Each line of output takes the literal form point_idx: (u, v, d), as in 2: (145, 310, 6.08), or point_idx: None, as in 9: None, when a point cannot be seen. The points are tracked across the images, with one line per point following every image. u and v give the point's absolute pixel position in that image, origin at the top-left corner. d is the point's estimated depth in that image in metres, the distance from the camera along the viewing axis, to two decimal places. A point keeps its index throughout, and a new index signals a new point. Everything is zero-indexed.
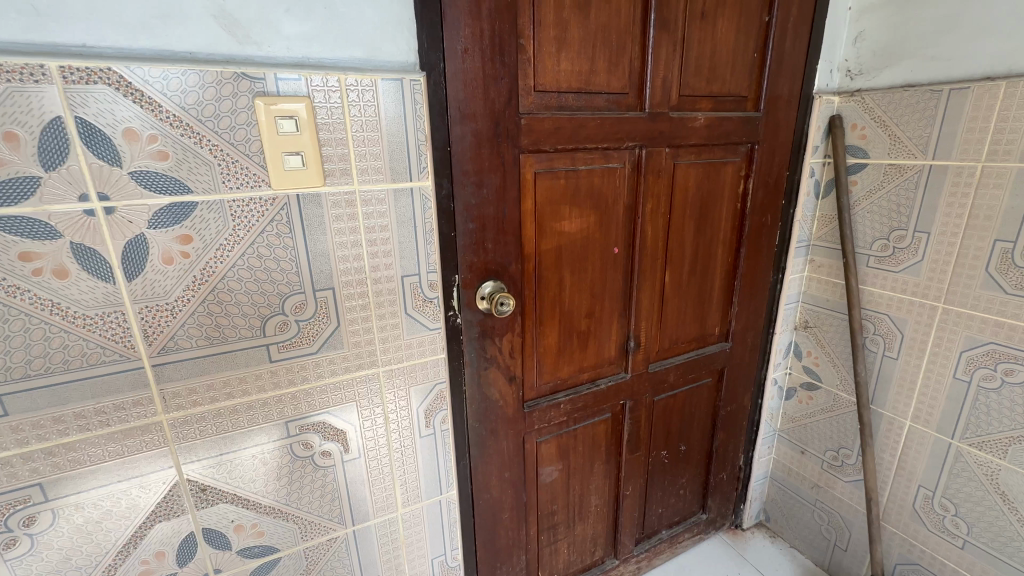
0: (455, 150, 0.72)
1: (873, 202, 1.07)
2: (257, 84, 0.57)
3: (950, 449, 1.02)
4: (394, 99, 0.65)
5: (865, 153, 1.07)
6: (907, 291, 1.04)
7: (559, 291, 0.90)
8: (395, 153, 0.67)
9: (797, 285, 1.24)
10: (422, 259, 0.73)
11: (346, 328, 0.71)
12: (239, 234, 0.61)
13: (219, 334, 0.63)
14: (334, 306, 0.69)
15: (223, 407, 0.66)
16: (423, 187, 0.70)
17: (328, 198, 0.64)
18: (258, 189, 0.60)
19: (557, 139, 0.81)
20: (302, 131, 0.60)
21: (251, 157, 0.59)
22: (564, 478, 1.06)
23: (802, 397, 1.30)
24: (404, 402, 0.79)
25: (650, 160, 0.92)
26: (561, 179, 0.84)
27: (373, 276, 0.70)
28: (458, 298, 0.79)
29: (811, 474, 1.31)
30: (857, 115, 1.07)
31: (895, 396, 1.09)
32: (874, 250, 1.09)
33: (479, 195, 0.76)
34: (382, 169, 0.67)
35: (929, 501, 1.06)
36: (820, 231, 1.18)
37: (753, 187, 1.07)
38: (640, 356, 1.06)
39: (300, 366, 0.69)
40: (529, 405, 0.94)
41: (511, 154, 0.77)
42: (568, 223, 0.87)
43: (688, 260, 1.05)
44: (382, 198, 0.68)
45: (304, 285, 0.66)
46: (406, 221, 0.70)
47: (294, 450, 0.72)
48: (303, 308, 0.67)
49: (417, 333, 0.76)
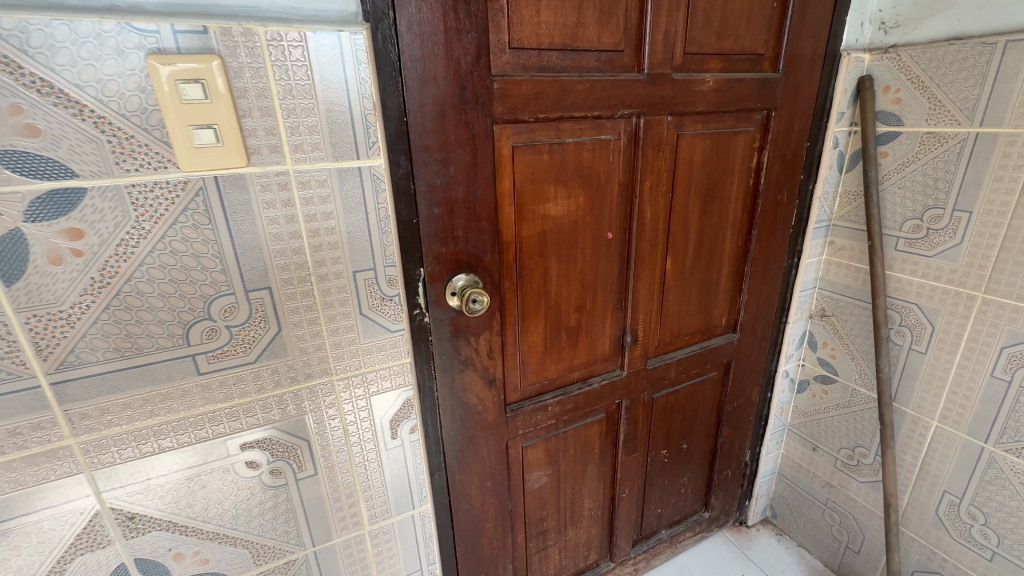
0: (412, 121, 0.60)
1: (906, 177, 0.94)
2: (149, 39, 0.46)
3: (981, 454, 0.92)
4: (331, 57, 0.53)
5: (899, 120, 0.93)
6: (941, 278, 0.92)
7: (544, 283, 0.80)
8: (337, 126, 0.56)
9: (814, 270, 1.12)
10: (378, 251, 0.62)
11: (289, 333, 0.61)
12: (145, 226, 0.50)
13: (131, 344, 0.53)
14: (272, 309, 0.59)
15: (144, 427, 0.57)
16: (374, 166, 0.59)
17: (255, 181, 0.54)
18: (165, 171, 0.50)
19: (537, 107, 0.68)
20: (213, 99, 0.49)
21: (150, 131, 0.48)
22: (553, 483, 0.97)
23: (816, 391, 1.19)
24: (365, 413, 0.70)
25: (649, 131, 0.79)
26: (544, 154, 0.72)
27: (318, 272, 0.60)
28: (424, 294, 0.69)
29: (823, 472, 1.23)
30: (891, 75, 0.93)
31: (922, 394, 0.98)
32: (904, 232, 0.96)
33: (445, 174, 0.65)
34: (321, 145, 0.55)
35: (955, 508, 0.97)
36: (842, 209, 1.05)
37: (768, 161, 0.95)
38: (637, 352, 0.95)
39: (236, 378, 0.60)
40: (512, 408, 0.85)
41: (483, 125, 0.65)
42: (553, 206, 0.76)
43: (692, 245, 0.94)
44: (323, 180, 0.57)
45: (233, 285, 0.56)
46: (355, 207, 0.59)
47: (237, 470, 0.63)
48: (234, 311, 0.57)
49: (376, 337, 0.66)
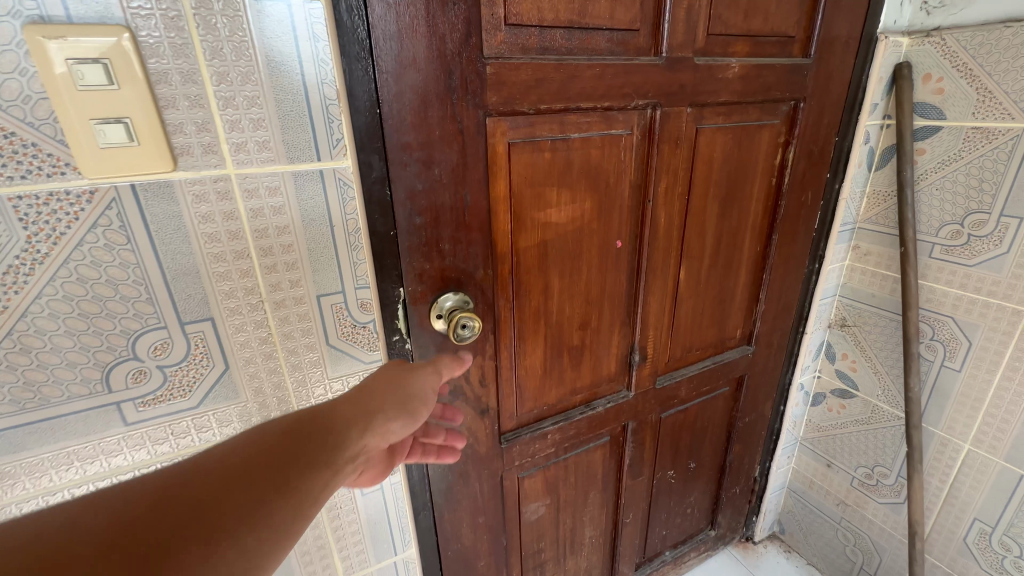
0: (387, 113, 0.50)
1: (946, 177, 0.84)
2: (28, 4, 0.34)
3: (1018, 482, 0.85)
4: (280, 33, 0.42)
5: (940, 113, 0.83)
6: (982, 291, 0.83)
7: (545, 299, 0.70)
8: (290, 119, 0.45)
9: (836, 276, 1.03)
10: (346, 270, 0.52)
11: (239, 371, 0.51)
12: (40, 248, 0.39)
13: (33, 394, 0.43)
14: (215, 343, 0.48)
15: (57, 488, 0.47)
16: (339, 168, 0.48)
17: (186, 189, 0.43)
18: (62, 178, 0.39)
19: (539, 97, 0.57)
20: (122, 85, 0.38)
21: (37, 127, 0.37)
22: (551, 513, 0.88)
23: (832, 405, 1.11)
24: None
25: (666, 124, 0.69)
26: (545, 152, 0.61)
27: (272, 298, 0.49)
28: (406, 318, 0.59)
29: (837, 490, 1.15)
30: (933, 62, 0.83)
31: (953, 415, 0.91)
32: (941, 237, 0.87)
33: (428, 178, 0.54)
34: (271, 144, 0.45)
35: (986, 537, 0.90)
36: (869, 211, 0.96)
37: (793, 158, 0.85)
38: (646, 370, 0.86)
39: (174, 425, 0.49)
40: (507, 438, 0.75)
41: (474, 118, 0.55)
42: (554, 213, 0.65)
43: (708, 252, 0.85)
44: (275, 187, 0.46)
45: (163, 317, 0.45)
46: (318, 220, 0.49)
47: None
48: (167, 348, 0.46)
49: (348, 370, 0.56)
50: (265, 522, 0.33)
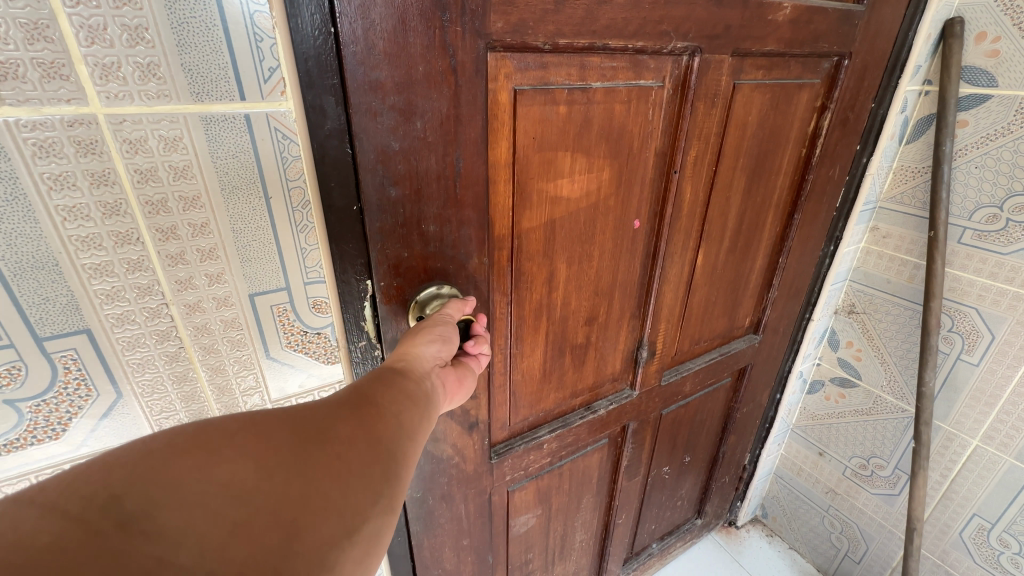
0: (345, 33, 0.34)
1: (988, 154, 0.75)
2: None
3: None
4: None
5: (991, 79, 0.73)
6: (1017, 282, 0.76)
7: (550, 291, 0.57)
8: (191, 33, 0.31)
9: (850, 260, 0.94)
10: (289, 258, 0.40)
11: (135, 398, 0.39)
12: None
13: None
14: (96, 365, 0.36)
15: None
16: (273, 113, 0.35)
17: (20, 135, 0.29)
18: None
19: (559, 27, 0.43)
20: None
21: None
22: (542, 525, 0.78)
23: (831, 394, 1.06)
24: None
25: (704, 77, 0.56)
26: (560, 106, 0.47)
27: (181, 300, 0.37)
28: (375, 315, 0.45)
29: (827, 479, 1.12)
30: (990, 18, 0.72)
31: (964, 410, 0.87)
32: (974, 221, 0.79)
33: (407, 135, 0.39)
34: (160, 69, 0.31)
35: (984, 533, 0.89)
36: (893, 188, 0.87)
37: (828, 126, 0.74)
38: (653, 366, 0.76)
39: (40, 473, 0.38)
40: (497, 451, 0.63)
41: (473, 52, 0.39)
42: (566, 186, 0.52)
43: (728, 233, 0.74)
44: (174, 137, 0.33)
45: (5, 332, 0.32)
46: (245, 188, 0.36)
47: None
48: (20, 374, 0.34)
49: (294, 385, 0.46)
50: (414, 389, 0.36)
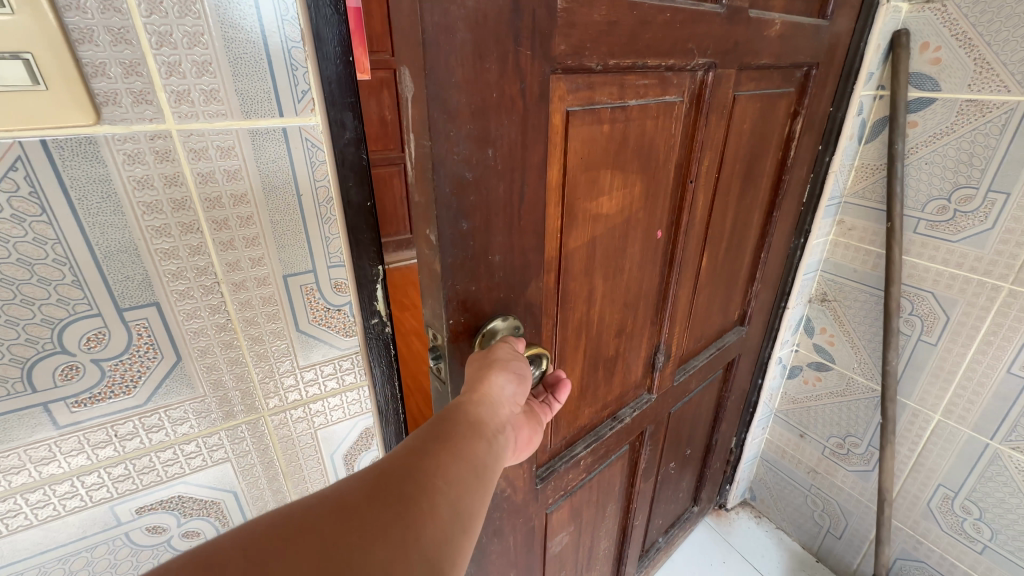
0: (427, 59, 0.31)
1: (936, 152, 0.84)
2: None
3: (985, 450, 0.89)
4: None
5: (935, 84, 0.82)
6: (964, 267, 0.85)
7: (588, 308, 0.56)
8: (244, 62, 0.37)
9: (819, 251, 1.03)
10: (316, 247, 0.45)
11: (193, 363, 0.43)
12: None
13: None
14: (163, 336, 0.41)
15: None
16: (305, 126, 0.40)
17: (115, 147, 0.34)
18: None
19: (609, 47, 0.42)
20: (17, 10, 0.29)
21: None
22: (573, 541, 0.78)
23: (809, 377, 1.14)
24: (309, 449, 0.53)
25: (717, 91, 0.58)
26: (604, 125, 0.47)
27: (231, 279, 0.42)
28: (445, 347, 0.43)
29: (808, 459, 1.20)
30: (932, 30, 0.80)
31: (926, 387, 0.94)
32: (926, 213, 0.87)
33: (477, 164, 0.37)
34: (221, 90, 0.36)
35: (948, 501, 0.96)
36: (856, 184, 0.96)
37: (801, 131, 0.80)
38: (667, 371, 0.78)
39: (118, 425, 0.41)
40: (542, 475, 0.62)
41: (539, 75, 0.38)
42: (605, 203, 0.51)
43: (726, 237, 0.78)
44: (228, 147, 0.38)
45: (94, 301, 0.37)
46: (280, 188, 0.41)
47: (133, 539, 0.46)
48: (103, 340, 0.38)
49: (319, 358, 0.49)
50: (461, 474, 0.33)
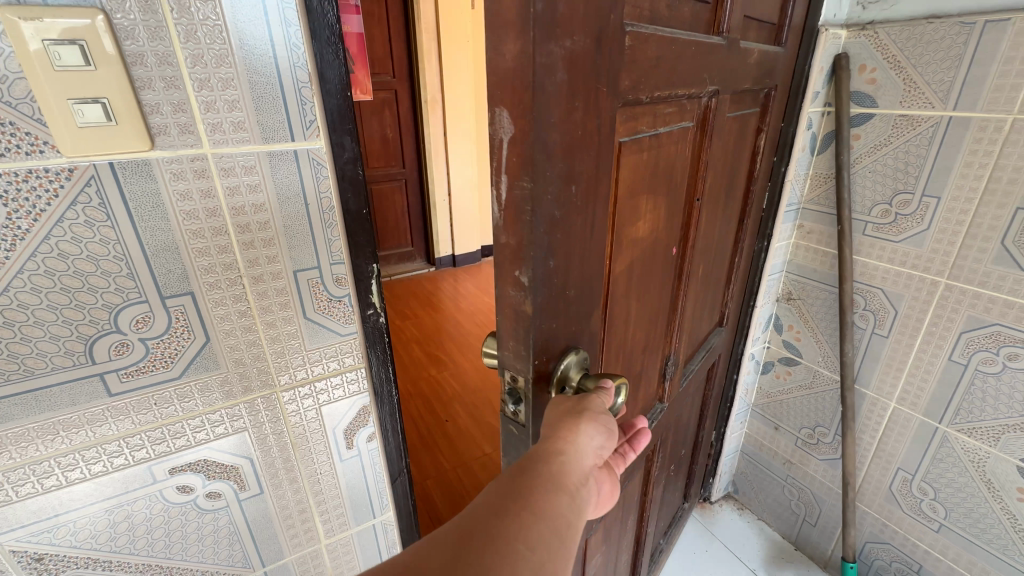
0: (535, 104, 0.36)
1: (876, 161, 0.93)
2: None
3: (935, 434, 0.96)
4: (253, 16, 0.45)
5: (873, 101, 0.91)
6: (907, 263, 0.93)
7: (624, 322, 0.61)
8: (266, 101, 0.48)
9: (783, 254, 1.11)
10: (321, 246, 0.55)
11: (220, 343, 0.54)
12: (21, 224, 0.42)
13: (17, 366, 0.46)
14: (196, 318, 0.52)
15: (43, 457, 0.50)
16: (312, 149, 0.51)
17: (164, 167, 0.46)
18: (41, 157, 0.41)
19: (654, 81, 0.49)
20: (98, 66, 0.40)
21: (15, 107, 0.39)
22: (604, 561, 0.81)
23: (780, 372, 1.22)
24: (315, 423, 0.64)
25: (719, 115, 0.66)
26: (643, 151, 0.52)
27: (250, 273, 0.53)
28: (529, 393, 0.48)
29: (783, 451, 1.27)
30: (868, 55, 0.90)
31: (881, 376, 1.01)
32: (873, 216, 0.96)
33: (564, 192, 0.42)
34: (245, 123, 0.48)
35: (907, 484, 1.02)
36: (811, 192, 1.04)
37: (765, 144, 0.88)
38: (674, 375, 0.84)
39: (156, 396, 0.53)
40: None
41: (608, 109, 0.43)
42: (639, 224, 0.57)
43: (715, 245, 0.85)
44: (251, 165, 0.49)
45: (144, 291, 0.48)
46: (292, 197, 0.52)
47: (165, 496, 0.57)
48: (149, 321, 0.50)
49: (324, 341, 0.60)
50: (541, 535, 0.35)
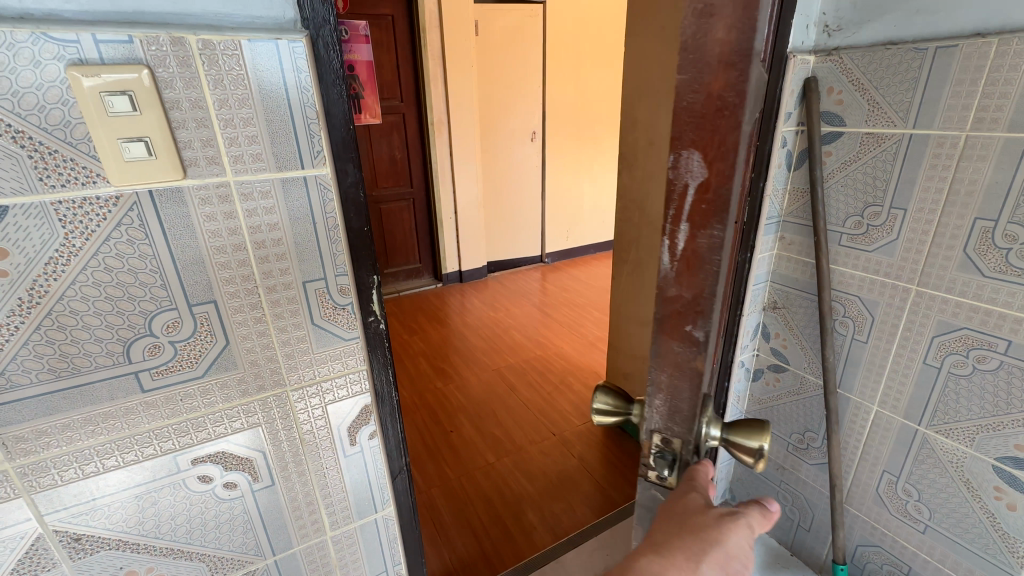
0: (735, 148, 0.39)
1: (848, 176, 0.99)
2: (70, 49, 0.45)
3: (916, 436, 0.99)
4: (270, 65, 0.53)
5: (841, 120, 0.98)
6: (881, 272, 0.98)
7: None
8: (280, 136, 0.56)
9: (766, 264, 1.16)
10: (326, 259, 0.63)
11: (238, 346, 0.61)
12: (76, 243, 0.50)
13: (67, 365, 0.53)
14: (217, 323, 0.59)
15: (84, 446, 0.57)
16: (318, 175, 0.59)
17: (193, 194, 0.54)
18: (94, 186, 0.49)
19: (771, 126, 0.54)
20: (143, 111, 0.48)
21: (75, 146, 0.48)
22: None
23: (769, 379, 1.26)
24: (322, 421, 0.70)
25: None
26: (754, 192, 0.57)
27: (265, 284, 0.60)
28: (681, 455, 0.53)
29: (776, 457, 1.30)
30: (835, 78, 0.97)
31: (863, 381, 1.05)
32: (847, 227, 1.02)
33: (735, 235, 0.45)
34: (262, 155, 0.56)
35: (893, 486, 1.05)
36: (790, 206, 1.10)
37: None
38: None
39: (182, 392, 0.60)
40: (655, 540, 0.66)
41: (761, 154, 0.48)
42: None
43: None
44: (266, 191, 0.57)
45: (174, 300, 0.56)
46: (302, 218, 0.60)
47: (188, 485, 0.64)
48: (178, 326, 0.57)
49: (330, 345, 0.67)
50: None
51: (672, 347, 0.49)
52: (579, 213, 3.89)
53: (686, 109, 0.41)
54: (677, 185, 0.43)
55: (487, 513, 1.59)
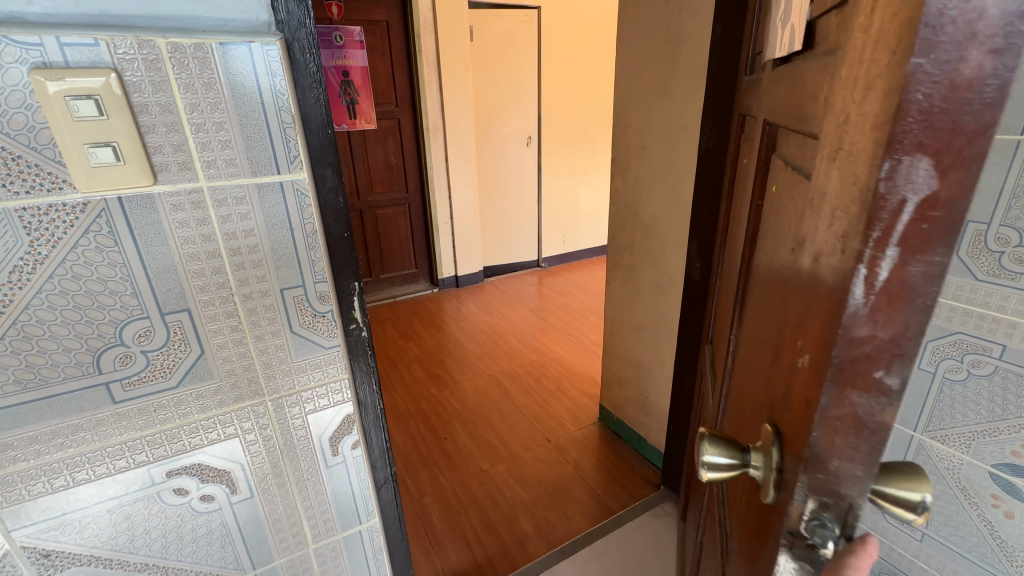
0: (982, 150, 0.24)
1: None
2: (33, 53, 0.44)
3: (910, 441, 0.87)
4: (244, 68, 0.52)
5: None
6: None
7: None
8: (255, 140, 0.55)
9: None
10: (305, 266, 0.61)
11: (213, 355, 0.60)
12: (41, 250, 0.49)
13: (35, 376, 0.52)
14: (192, 332, 0.58)
15: (53, 460, 0.55)
16: (295, 180, 0.58)
17: (165, 200, 0.53)
18: (60, 192, 0.48)
19: None
20: (109, 116, 0.47)
21: (40, 151, 0.46)
22: None
23: None
24: (302, 431, 0.69)
25: None
26: None
27: (241, 292, 0.59)
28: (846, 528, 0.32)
29: None
30: None
31: None
32: None
33: None
34: (236, 160, 0.54)
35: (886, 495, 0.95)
36: None
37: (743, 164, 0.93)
38: None
39: (156, 403, 0.58)
40: None
41: None
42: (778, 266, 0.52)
43: None
44: (241, 197, 0.56)
45: (146, 308, 0.55)
46: (279, 224, 0.58)
47: (163, 498, 0.62)
48: (150, 335, 0.56)
49: (310, 354, 0.66)
50: None
51: (848, 408, 0.30)
52: (575, 217, 3.88)
53: (914, 97, 0.24)
54: (883, 203, 0.26)
55: (480, 522, 1.57)
